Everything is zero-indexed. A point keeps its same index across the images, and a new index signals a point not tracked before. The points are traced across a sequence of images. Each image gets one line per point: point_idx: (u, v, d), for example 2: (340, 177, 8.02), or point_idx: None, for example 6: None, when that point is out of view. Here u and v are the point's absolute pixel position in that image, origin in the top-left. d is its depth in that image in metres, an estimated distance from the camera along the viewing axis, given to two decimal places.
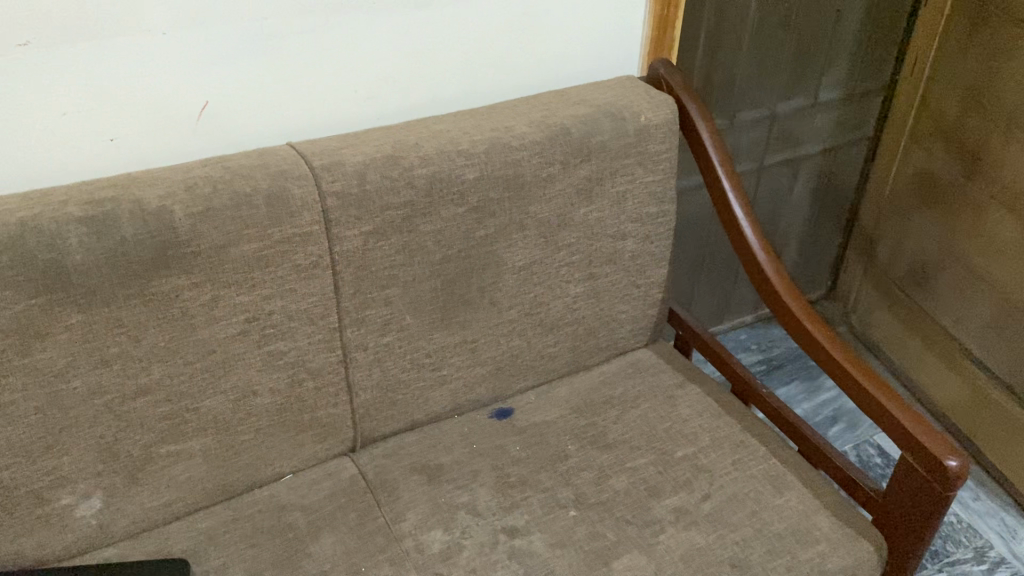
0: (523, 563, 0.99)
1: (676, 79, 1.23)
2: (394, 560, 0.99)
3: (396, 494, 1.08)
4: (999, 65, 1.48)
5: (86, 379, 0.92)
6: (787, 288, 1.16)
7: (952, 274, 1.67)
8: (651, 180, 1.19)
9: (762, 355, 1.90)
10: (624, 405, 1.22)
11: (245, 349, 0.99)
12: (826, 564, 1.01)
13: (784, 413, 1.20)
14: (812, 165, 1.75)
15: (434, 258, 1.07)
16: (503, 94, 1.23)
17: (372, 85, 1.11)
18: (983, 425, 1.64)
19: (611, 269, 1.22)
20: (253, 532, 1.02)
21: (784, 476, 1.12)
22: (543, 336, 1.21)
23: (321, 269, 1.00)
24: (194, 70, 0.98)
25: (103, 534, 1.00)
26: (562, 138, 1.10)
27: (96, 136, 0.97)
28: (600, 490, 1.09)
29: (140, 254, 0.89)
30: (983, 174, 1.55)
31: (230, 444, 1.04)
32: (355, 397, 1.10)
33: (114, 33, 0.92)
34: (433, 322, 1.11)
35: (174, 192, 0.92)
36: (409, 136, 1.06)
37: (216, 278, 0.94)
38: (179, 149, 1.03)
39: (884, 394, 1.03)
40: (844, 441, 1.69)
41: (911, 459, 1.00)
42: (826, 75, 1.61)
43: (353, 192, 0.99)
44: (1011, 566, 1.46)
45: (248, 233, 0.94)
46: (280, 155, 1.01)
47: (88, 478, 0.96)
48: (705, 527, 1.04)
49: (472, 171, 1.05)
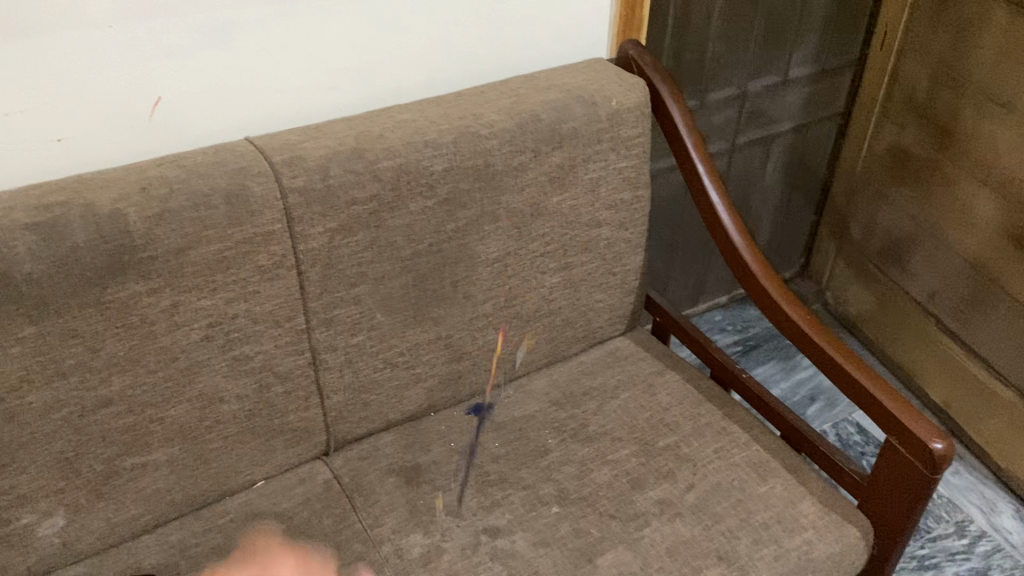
0: (506, 564, 0.96)
1: (646, 60, 1.20)
2: (373, 567, 0.96)
3: (372, 498, 1.04)
4: (970, 38, 1.46)
5: (42, 395, 0.87)
6: (764, 272, 1.14)
7: (925, 249, 1.66)
8: (624, 166, 1.16)
9: (738, 336, 1.89)
10: (604, 396, 1.20)
11: (209, 355, 0.95)
12: (814, 552, 1.00)
13: (765, 398, 1.19)
14: (784, 143, 1.73)
15: (404, 253, 1.03)
16: (471, 82, 1.19)
17: (331, 75, 1.07)
18: (960, 398, 1.64)
19: (585, 257, 1.19)
20: (227, 543, 0.99)
21: (768, 464, 1.10)
22: (518, 328, 1.18)
23: (285, 269, 0.96)
24: (147, 65, 0.94)
25: (68, 552, 0.96)
26: (533, 126, 1.07)
27: (42, 137, 0.92)
28: (582, 484, 1.06)
29: (94, 261, 0.85)
30: (954, 148, 1.54)
31: (198, 453, 1.00)
32: (327, 400, 1.07)
33: (55, 28, 0.87)
34: (405, 319, 1.07)
35: (127, 194, 0.88)
36: (372, 128, 1.02)
37: (175, 283, 0.90)
38: (133, 149, 0.98)
39: (867, 376, 1.02)
40: (823, 420, 1.68)
41: (897, 443, 0.98)
42: (795, 52, 1.58)
43: (316, 188, 0.95)
44: (992, 540, 1.47)
45: (207, 235, 0.90)
46: (238, 151, 0.96)
47: (49, 496, 0.92)
48: (689, 519, 1.02)
49: (440, 163, 1.01)
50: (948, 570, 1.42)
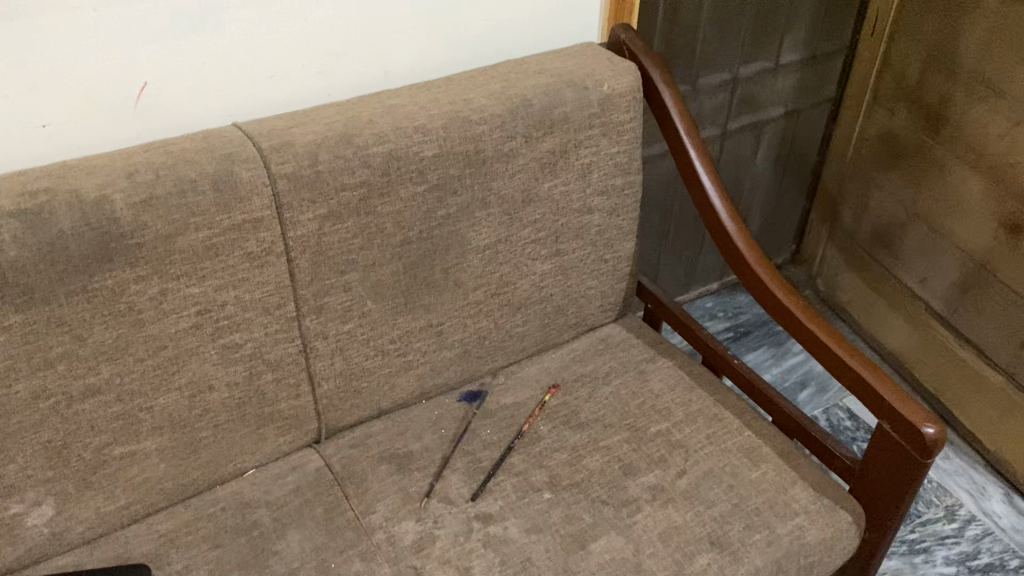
0: (499, 551, 0.96)
1: (638, 44, 1.19)
2: (365, 554, 0.96)
3: (364, 486, 1.04)
4: (961, 23, 1.46)
5: (29, 383, 0.87)
6: (756, 257, 1.13)
7: (916, 234, 1.66)
8: (616, 152, 1.16)
9: (729, 323, 1.89)
10: (595, 383, 1.20)
11: (198, 343, 0.95)
12: (806, 537, 1.00)
13: (757, 384, 1.18)
14: (775, 129, 1.72)
15: (394, 240, 1.03)
16: (461, 67, 1.18)
17: (319, 60, 1.06)
18: (950, 383, 1.64)
19: (577, 244, 1.19)
20: (218, 531, 0.98)
21: (760, 449, 1.11)
22: (510, 315, 1.18)
23: (274, 256, 0.95)
24: (132, 50, 0.92)
25: (57, 541, 0.95)
26: (524, 111, 1.06)
27: (27, 123, 0.91)
28: (574, 471, 1.06)
29: (80, 249, 0.84)
30: (944, 133, 1.54)
31: (188, 442, 0.99)
32: (318, 387, 1.06)
33: (37, 12, 0.85)
34: (395, 306, 1.07)
35: (113, 180, 0.87)
36: (361, 113, 1.01)
37: (163, 270, 0.89)
38: (118, 135, 0.97)
39: (859, 361, 1.02)
40: (814, 405, 1.68)
41: (888, 427, 0.98)
42: (787, 37, 1.58)
43: (305, 173, 0.94)
44: (981, 524, 1.47)
45: (195, 222, 0.89)
46: (226, 137, 0.95)
47: (38, 485, 0.91)
48: (681, 505, 1.02)
49: (430, 148, 1.00)
50: (938, 553, 1.43)
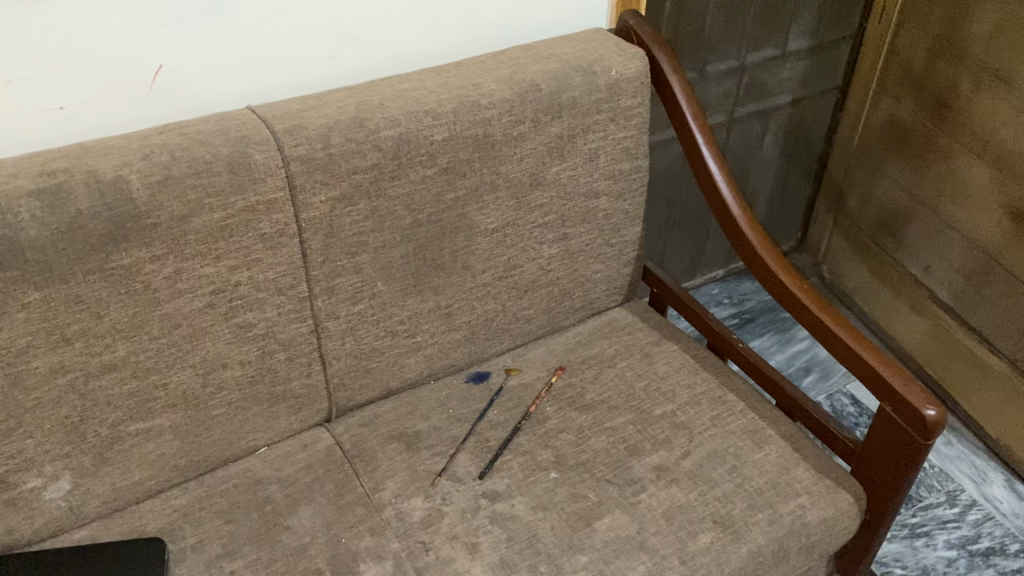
0: (505, 527, 0.98)
1: (646, 31, 1.20)
2: (375, 530, 0.98)
3: (374, 464, 1.06)
4: (968, 12, 1.46)
5: (47, 359, 0.88)
6: (763, 243, 1.15)
7: (921, 222, 1.67)
8: (623, 137, 1.17)
9: (735, 309, 1.90)
10: (601, 365, 1.22)
11: (212, 322, 0.97)
12: (807, 516, 1.02)
13: (761, 367, 1.20)
14: (782, 116, 1.73)
15: (404, 222, 1.04)
16: (469, 52, 1.20)
17: (328, 45, 1.07)
18: (953, 368, 1.66)
19: (584, 228, 1.20)
20: (230, 507, 1.00)
21: (763, 431, 1.12)
22: (517, 298, 1.20)
23: (287, 238, 0.97)
24: (148, 33, 0.94)
25: (74, 515, 0.97)
26: (532, 95, 1.07)
27: (44, 105, 0.93)
28: (579, 451, 1.08)
29: (98, 228, 0.86)
30: (950, 121, 1.55)
31: (201, 419, 1.01)
32: (329, 366, 1.08)
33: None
34: (405, 288, 1.08)
35: (129, 160, 0.89)
36: (371, 98, 1.02)
37: (179, 250, 0.91)
38: (134, 118, 0.99)
39: (863, 346, 1.03)
40: (818, 391, 1.70)
41: (891, 410, 1.00)
42: (794, 24, 1.58)
43: (317, 156, 0.96)
44: (982, 508, 1.49)
45: (209, 202, 0.91)
46: (238, 119, 0.97)
47: (55, 460, 0.93)
48: (686, 484, 1.04)
49: (440, 132, 1.02)
50: (939, 537, 1.44)
